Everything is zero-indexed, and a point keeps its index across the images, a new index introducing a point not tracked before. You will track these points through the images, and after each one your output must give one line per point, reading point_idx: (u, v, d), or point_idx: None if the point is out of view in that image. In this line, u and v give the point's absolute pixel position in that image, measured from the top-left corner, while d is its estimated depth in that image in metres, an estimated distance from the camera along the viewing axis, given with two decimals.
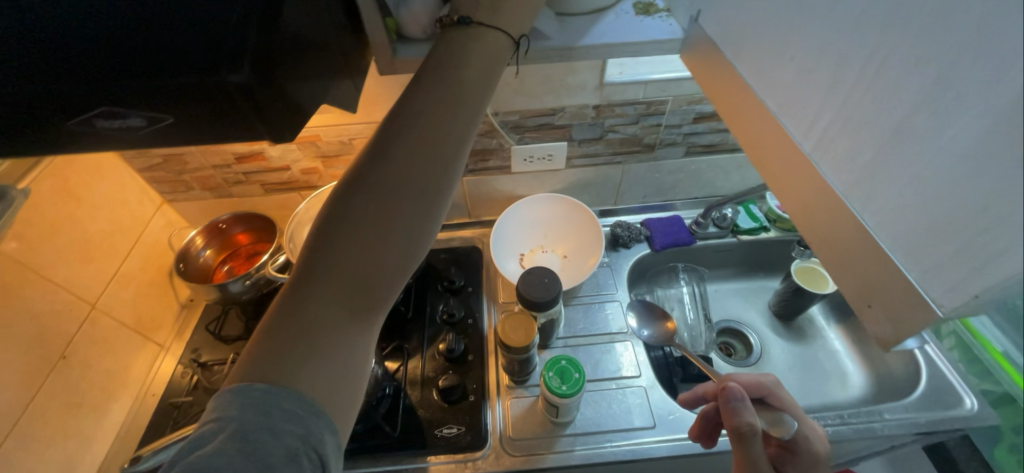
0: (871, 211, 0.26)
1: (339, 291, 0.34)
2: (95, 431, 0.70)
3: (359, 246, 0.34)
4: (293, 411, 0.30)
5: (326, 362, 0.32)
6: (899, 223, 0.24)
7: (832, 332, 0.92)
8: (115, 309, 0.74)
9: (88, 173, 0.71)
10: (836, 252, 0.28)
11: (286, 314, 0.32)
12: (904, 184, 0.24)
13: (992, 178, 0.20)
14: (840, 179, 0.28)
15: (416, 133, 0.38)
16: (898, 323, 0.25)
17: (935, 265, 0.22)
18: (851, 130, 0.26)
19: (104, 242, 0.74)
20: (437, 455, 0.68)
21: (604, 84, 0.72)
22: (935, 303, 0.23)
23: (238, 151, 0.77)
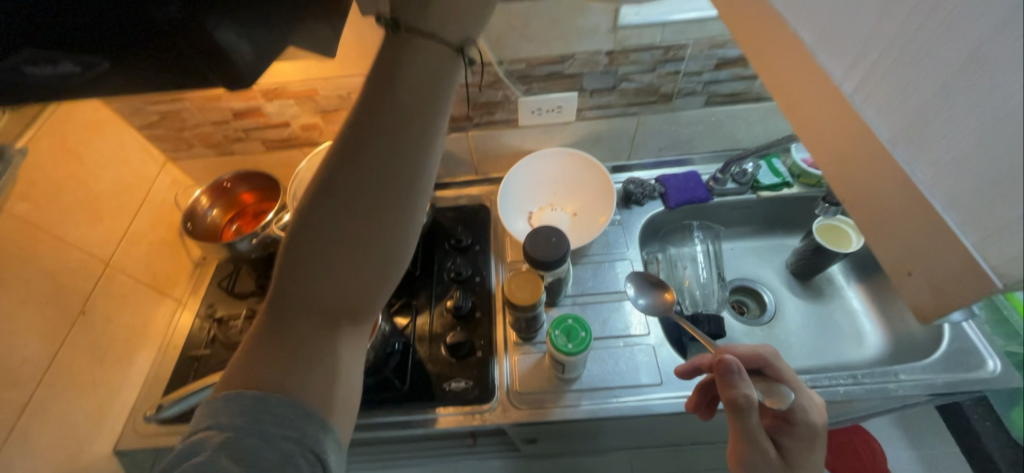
0: (922, 162, 0.21)
1: (320, 307, 0.36)
2: (122, 380, 0.73)
3: (336, 261, 0.35)
4: (285, 417, 0.34)
5: (318, 370, 0.36)
6: (959, 178, 0.19)
7: (852, 290, 0.89)
8: (129, 267, 0.76)
9: (86, 131, 0.70)
10: (874, 211, 0.24)
11: (278, 328, 0.36)
12: (987, 160, 0.18)
13: None
14: (887, 123, 0.22)
15: (386, 129, 0.35)
16: (937, 293, 0.21)
17: (997, 226, 0.18)
18: (907, 61, 0.20)
19: (111, 200, 0.74)
20: (446, 407, 0.69)
21: (617, 27, 0.66)
22: (993, 271, 0.19)
23: (235, 106, 0.74)
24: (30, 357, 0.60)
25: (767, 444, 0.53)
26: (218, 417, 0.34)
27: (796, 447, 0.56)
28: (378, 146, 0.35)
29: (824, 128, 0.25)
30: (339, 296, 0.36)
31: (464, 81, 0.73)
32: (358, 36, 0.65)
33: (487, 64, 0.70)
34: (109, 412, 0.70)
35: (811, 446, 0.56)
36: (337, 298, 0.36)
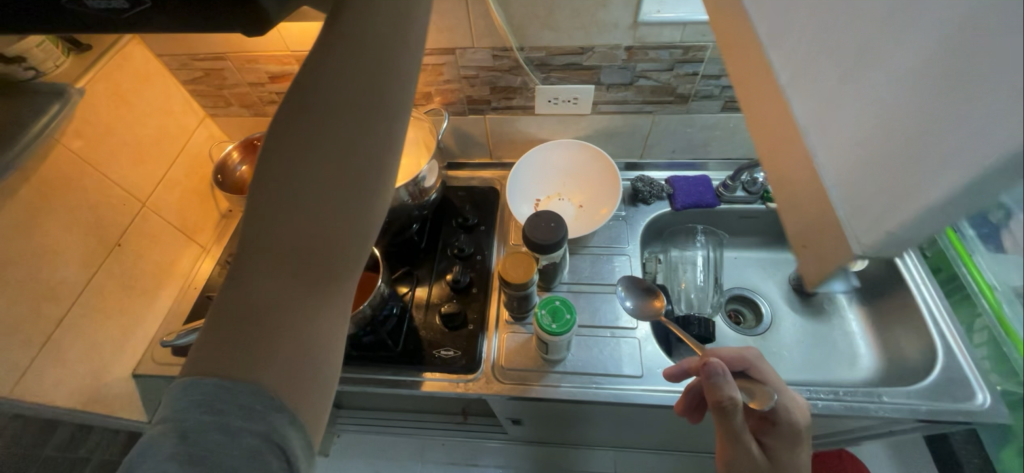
0: (825, 140, 0.19)
1: (286, 268, 0.31)
2: (146, 310, 0.80)
3: (304, 211, 0.31)
4: (251, 408, 0.29)
5: (285, 344, 0.31)
6: (850, 150, 0.18)
7: (851, 312, 0.89)
8: (163, 209, 0.83)
9: (136, 80, 0.76)
10: (784, 195, 0.21)
11: (238, 293, 0.31)
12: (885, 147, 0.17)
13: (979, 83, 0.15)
14: (801, 101, 0.20)
15: (356, 69, 0.32)
16: (820, 265, 0.18)
17: (869, 196, 0.17)
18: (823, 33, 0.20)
19: (153, 146, 0.80)
20: (433, 372, 0.73)
21: (638, 23, 0.67)
22: (854, 238, 0.17)
23: (271, 70, 0.79)
24: (69, 278, 0.67)
25: (751, 442, 0.54)
26: (173, 414, 0.30)
27: (778, 446, 0.58)
28: (346, 88, 0.32)
29: (762, 107, 0.23)
30: (312, 258, 0.32)
31: (484, 64, 0.76)
32: None
33: (509, 49, 0.73)
34: (132, 338, 0.77)
35: (794, 446, 0.58)
36: (302, 257, 0.31)
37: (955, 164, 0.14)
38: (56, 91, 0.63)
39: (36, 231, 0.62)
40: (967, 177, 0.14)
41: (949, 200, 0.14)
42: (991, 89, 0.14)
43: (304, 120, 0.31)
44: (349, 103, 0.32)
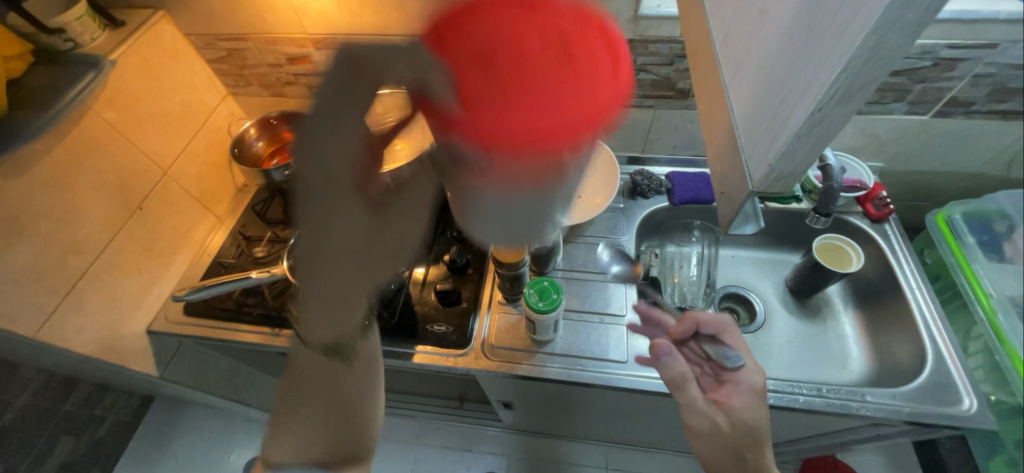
0: (738, 102, 0.28)
1: (330, 417, 0.54)
2: (163, 272, 0.86)
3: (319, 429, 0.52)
4: (320, 462, 0.53)
5: (336, 450, 0.54)
6: (748, 109, 0.27)
7: (846, 316, 0.89)
8: (183, 179, 0.88)
9: (165, 56, 0.81)
10: (714, 146, 0.31)
11: (288, 431, 0.54)
12: (764, 102, 0.25)
13: (805, 48, 0.22)
14: (728, 75, 0.29)
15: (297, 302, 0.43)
16: (732, 203, 0.29)
17: (757, 140, 0.26)
18: (736, 22, 0.28)
19: (177, 119, 0.86)
20: (425, 345, 0.76)
21: (638, 17, 0.70)
22: (751, 178, 0.26)
23: (289, 51, 0.84)
24: (93, 236, 0.72)
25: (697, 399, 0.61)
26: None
27: (738, 402, 0.62)
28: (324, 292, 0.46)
29: (712, 92, 0.31)
30: (347, 399, 0.55)
31: None
32: None
33: None
34: (147, 296, 0.82)
35: (753, 401, 0.62)
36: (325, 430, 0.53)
37: (802, 105, 0.22)
38: (91, 61, 0.69)
39: (67, 187, 0.68)
40: (811, 112, 0.22)
41: (800, 133, 0.22)
42: (809, 56, 0.22)
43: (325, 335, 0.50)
44: (324, 376, 0.54)
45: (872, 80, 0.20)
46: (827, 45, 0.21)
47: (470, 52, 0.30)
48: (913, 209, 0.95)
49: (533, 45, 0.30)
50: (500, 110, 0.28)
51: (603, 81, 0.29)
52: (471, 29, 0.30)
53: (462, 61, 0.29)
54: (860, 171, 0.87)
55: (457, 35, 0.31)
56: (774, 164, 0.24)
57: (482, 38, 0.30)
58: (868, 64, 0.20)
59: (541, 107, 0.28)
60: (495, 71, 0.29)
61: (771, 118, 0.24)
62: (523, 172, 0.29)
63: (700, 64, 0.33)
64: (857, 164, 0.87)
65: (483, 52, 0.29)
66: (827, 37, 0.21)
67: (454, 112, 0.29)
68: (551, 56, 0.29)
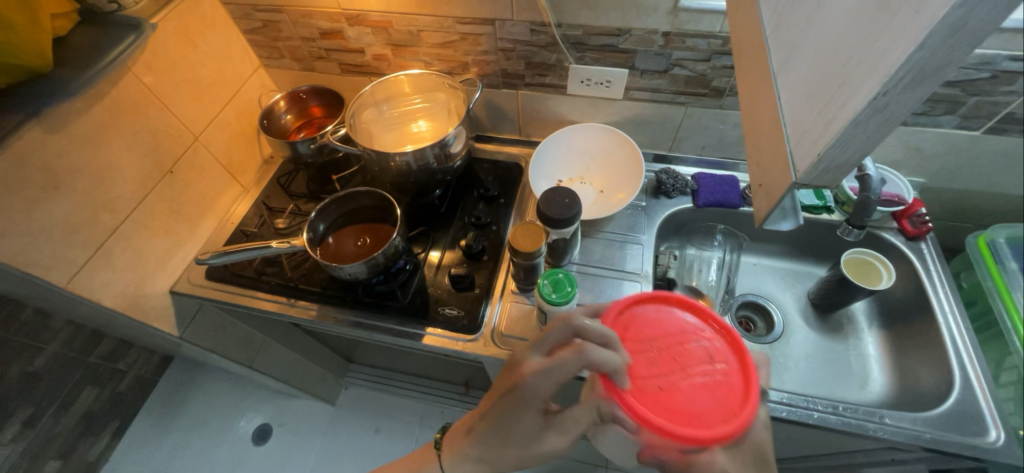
0: (788, 90, 0.27)
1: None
2: (188, 237, 0.88)
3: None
4: None
5: None
6: (799, 95, 0.26)
7: (870, 335, 0.86)
8: (212, 146, 0.90)
9: (203, 24, 0.83)
10: (755, 137, 0.30)
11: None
12: (819, 87, 0.24)
13: (877, 27, 0.21)
14: (780, 63, 0.28)
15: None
16: (768, 197, 0.27)
17: (806, 127, 0.24)
18: (798, 7, 0.27)
19: (211, 87, 0.87)
20: (435, 327, 0.77)
21: (678, 8, 0.67)
22: (794, 168, 0.25)
23: (322, 25, 0.84)
24: (125, 195, 0.74)
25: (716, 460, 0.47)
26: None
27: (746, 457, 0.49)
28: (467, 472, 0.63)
29: (761, 84, 0.30)
30: None
31: (522, 38, 0.78)
32: None
33: (546, 25, 0.74)
34: (172, 259, 0.85)
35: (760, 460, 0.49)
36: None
37: (866, 87, 0.21)
38: (133, 24, 0.70)
39: (103, 146, 0.70)
40: (876, 94, 0.20)
41: (859, 118, 0.21)
42: (881, 35, 0.21)
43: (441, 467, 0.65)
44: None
45: (951, 64, 0.18)
46: (904, 22, 0.19)
47: (638, 344, 0.53)
48: (952, 229, 0.90)
49: (682, 347, 0.53)
50: (654, 404, 0.48)
51: (730, 393, 0.49)
52: (640, 326, 0.55)
53: (634, 351, 0.53)
54: (899, 186, 0.83)
55: (628, 319, 0.56)
56: (824, 153, 0.22)
57: (647, 335, 0.54)
58: (949, 44, 0.18)
59: (676, 407, 0.48)
60: (656, 365, 0.51)
61: (826, 104, 0.23)
62: (662, 440, 0.48)
63: (748, 55, 0.32)
64: (897, 177, 0.84)
65: (644, 346, 0.53)
66: (905, 14, 0.20)
67: (626, 392, 0.49)
68: (689, 361, 0.51)
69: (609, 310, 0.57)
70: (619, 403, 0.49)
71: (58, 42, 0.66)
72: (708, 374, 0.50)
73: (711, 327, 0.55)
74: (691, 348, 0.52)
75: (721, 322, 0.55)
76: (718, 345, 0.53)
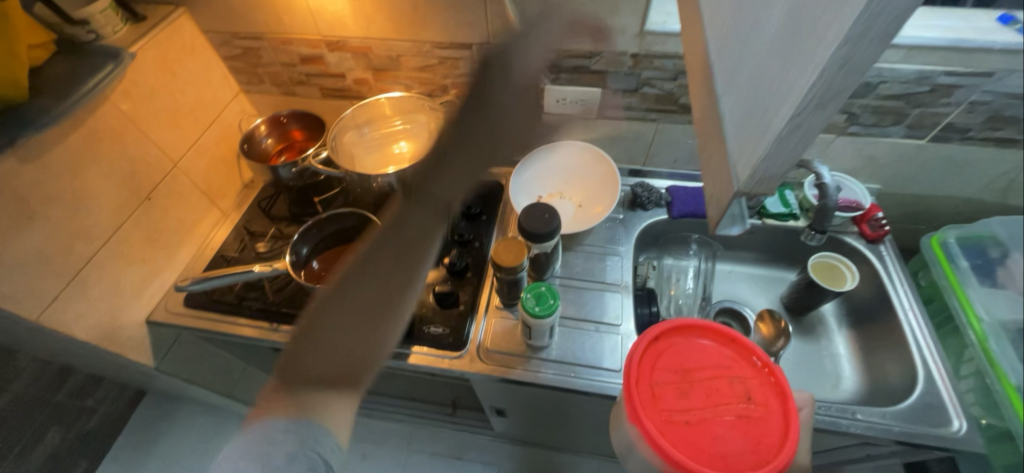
0: (729, 110, 0.30)
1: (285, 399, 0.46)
2: (166, 264, 0.87)
3: (342, 323, 0.48)
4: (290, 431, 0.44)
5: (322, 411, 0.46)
6: (737, 115, 0.28)
7: (840, 335, 0.90)
8: (192, 172, 0.90)
9: (182, 51, 0.84)
10: (707, 152, 0.33)
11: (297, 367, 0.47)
12: (752, 110, 0.27)
13: (788, 59, 0.24)
14: (723, 85, 0.31)
15: (272, 436, 0.44)
16: (719, 207, 0.30)
17: (743, 145, 0.27)
18: (732, 35, 0.30)
19: (191, 113, 0.88)
20: (421, 346, 0.77)
21: (644, 32, 0.72)
22: (737, 181, 0.28)
23: (303, 52, 0.86)
24: (102, 223, 0.74)
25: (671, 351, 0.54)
26: (239, 437, 0.45)
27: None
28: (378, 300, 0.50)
29: (708, 104, 0.33)
30: (351, 352, 0.47)
31: None
32: (414, 6, 0.75)
33: None
34: (150, 287, 0.84)
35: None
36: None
37: (783, 111, 0.23)
38: (111, 53, 0.71)
39: (77, 175, 0.69)
40: (791, 118, 0.23)
41: (781, 137, 0.23)
42: (792, 67, 0.23)
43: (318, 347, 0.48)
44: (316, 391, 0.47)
45: (847, 89, 0.21)
46: (806, 56, 0.22)
47: (674, 375, 0.55)
48: (909, 232, 0.96)
49: (717, 382, 0.54)
50: (681, 439, 0.50)
51: (762, 434, 0.50)
52: (679, 356, 0.56)
53: (669, 381, 0.54)
54: (856, 192, 0.89)
55: (664, 350, 0.57)
56: (759, 165, 0.25)
57: (684, 364, 0.55)
58: (841, 74, 0.20)
59: (704, 445, 0.49)
60: (688, 398, 0.52)
61: (757, 124, 0.26)
62: None
63: (698, 76, 0.35)
64: (854, 184, 0.89)
65: (680, 379, 0.54)
66: (806, 49, 0.22)
67: (656, 430, 0.50)
68: (723, 397, 0.52)
69: (646, 334, 0.58)
70: (652, 445, 0.50)
71: (36, 71, 0.67)
72: (739, 416, 0.51)
73: (751, 364, 0.55)
74: (727, 383, 0.54)
75: (761, 357, 0.55)
76: (752, 388, 0.53)
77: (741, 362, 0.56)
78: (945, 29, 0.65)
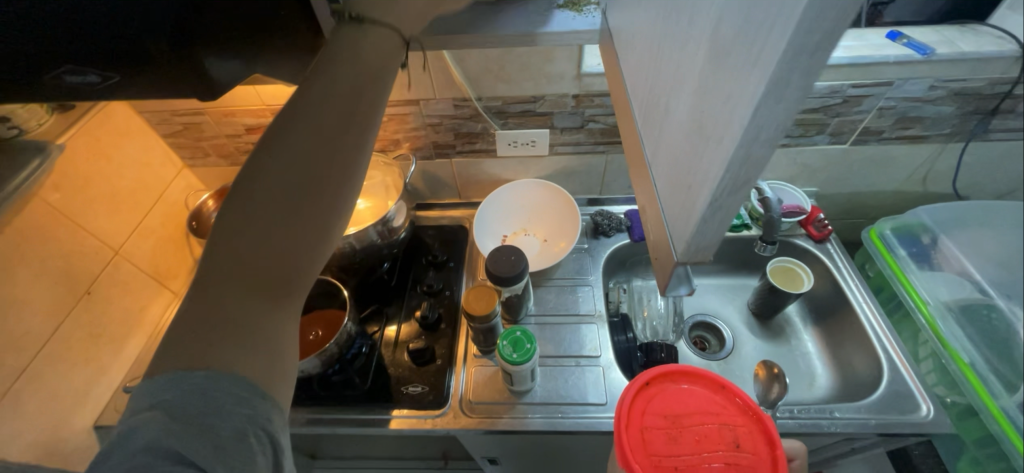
0: (660, 176, 0.29)
1: (200, 336, 0.34)
2: (113, 360, 0.80)
3: (249, 222, 0.36)
4: (240, 395, 0.34)
5: (248, 357, 0.35)
6: (667, 182, 0.27)
7: (807, 333, 0.93)
8: (136, 258, 0.85)
9: (117, 135, 0.81)
10: (649, 216, 0.32)
11: (198, 312, 0.35)
12: (678, 182, 0.25)
13: (697, 139, 0.22)
14: (653, 148, 0.30)
15: (186, 384, 0.33)
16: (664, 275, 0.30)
17: (676, 217, 0.26)
18: (654, 99, 0.29)
19: (130, 197, 0.84)
20: (401, 409, 0.74)
21: (582, 74, 0.75)
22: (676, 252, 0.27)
23: (248, 122, 0.85)
24: (34, 328, 0.67)
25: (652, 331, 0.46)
26: (143, 401, 0.34)
27: None
28: (298, 195, 0.38)
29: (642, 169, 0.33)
30: (263, 263, 0.36)
31: (447, 113, 0.83)
32: None
33: (467, 99, 0.80)
34: (95, 388, 0.77)
35: None
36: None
37: (700, 199, 0.22)
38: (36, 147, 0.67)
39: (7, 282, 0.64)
40: (707, 205, 0.21)
41: (702, 220, 0.22)
42: (701, 148, 0.22)
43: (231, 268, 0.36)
44: (244, 312, 0.36)
45: (754, 181, 0.20)
46: (711, 149, 0.20)
47: (663, 420, 0.55)
48: (850, 226, 1.02)
49: (706, 427, 0.54)
50: None
51: None
52: (671, 402, 0.56)
53: (658, 426, 0.55)
54: (797, 196, 0.94)
55: (656, 395, 0.57)
56: (691, 241, 0.24)
57: (673, 410, 0.56)
58: (744, 169, 0.19)
59: None
60: (677, 443, 0.52)
61: (682, 201, 0.25)
62: None
63: (632, 141, 0.35)
64: (794, 190, 0.95)
65: (670, 424, 0.55)
66: (710, 138, 0.21)
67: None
68: (712, 444, 0.52)
69: (637, 378, 0.58)
70: None
71: None
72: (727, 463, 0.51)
73: (740, 410, 0.55)
74: (716, 429, 0.53)
75: (747, 401, 0.55)
76: (741, 437, 0.53)
77: (730, 408, 0.55)
78: (846, 49, 0.72)
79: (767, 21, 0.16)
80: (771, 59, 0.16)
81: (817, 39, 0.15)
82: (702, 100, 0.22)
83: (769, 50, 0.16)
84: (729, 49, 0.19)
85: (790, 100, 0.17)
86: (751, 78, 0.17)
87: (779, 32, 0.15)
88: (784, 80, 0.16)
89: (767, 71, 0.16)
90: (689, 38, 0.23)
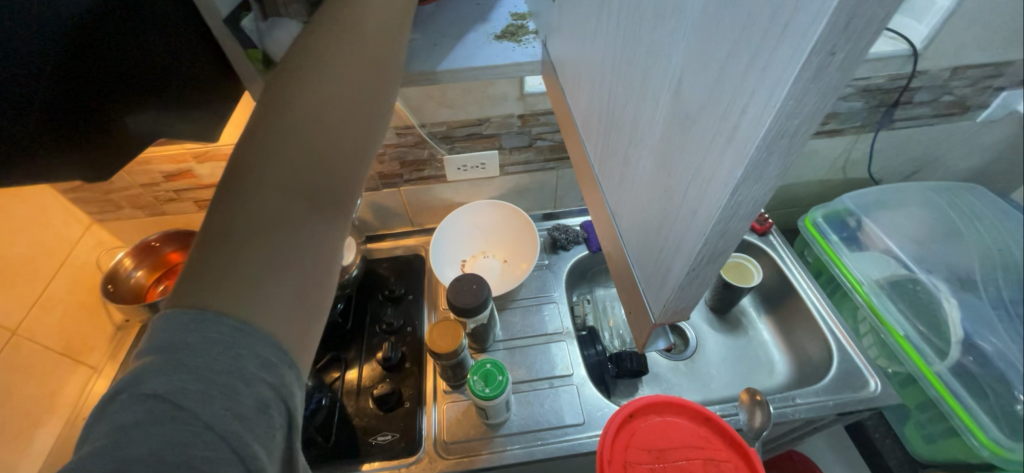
0: (624, 222, 0.30)
1: (230, 264, 0.29)
2: (19, 458, 0.69)
3: (283, 148, 0.33)
4: (269, 359, 0.29)
5: (280, 310, 0.30)
6: (632, 224, 0.29)
7: (762, 322, 0.97)
8: (40, 334, 0.74)
9: (7, 197, 0.70)
10: (617, 263, 0.33)
11: (222, 234, 0.30)
12: (651, 228, 0.26)
13: (665, 192, 0.23)
14: (611, 193, 0.32)
15: (212, 331, 0.28)
16: (641, 332, 0.31)
17: (649, 272, 0.28)
18: (609, 147, 0.30)
19: (26, 265, 0.73)
20: (371, 462, 0.69)
21: (524, 95, 0.75)
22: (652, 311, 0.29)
23: (165, 169, 0.76)
24: None
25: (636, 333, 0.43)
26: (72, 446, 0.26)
27: None
28: (332, 130, 0.36)
29: (604, 214, 0.34)
30: (298, 178, 0.34)
31: (389, 142, 0.79)
32: None
33: (410, 127, 0.77)
34: None
35: None
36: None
37: (678, 264, 0.23)
38: None
39: None
40: (687, 271, 0.23)
41: (683, 285, 0.24)
42: (677, 206, 0.22)
43: (262, 183, 0.32)
44: (289, 237, 0.32)
45: (729, 250, 0.21)
46: (686, 218, 0.22)
47: (646, 455, 0.55)
48: (787, 215, 1.09)
49: (690, 463, 0.54)
50: None
51: None
52: (653, 435, 0.56)
53: (641, 461, 0.54)
54: None
55: (639, 430, 0.57)
56: (670, 301, 0.26)
57: (657, 443, 0.56)
58: (722, 240, 0.21)
59: None
60: None
61: (656, 263, 0.26)
62: None
63: (588, 182, 0.36)
64: None
65: (654, 458, 0.55)
66: (686, 207, 0.22)
67: None
68: None
69: (620, 410, 0.57)
70: None
71: None
72: None
73: (727, 446, 0.55)
74: (701, 465, 0.54)
75: (733, 435, 0.55)
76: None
77: (715, 441, 0.56)
78: None
79: (736, 102, 0.17)
80: (742, 142, 0.17)
81: (796, 125, 0.15)
82: (668, 163, 0.23)
83: (740, 140, 0.17)
84: (694, 119, 0.20)
85: (765, 180, 0.18)
86: (723, 156, 0.18)
87: (755, 110, 0.16)
88: (759, 164, 0.17)
89: (740, 153, 0.17)
90: (646, 98, 0.24)
